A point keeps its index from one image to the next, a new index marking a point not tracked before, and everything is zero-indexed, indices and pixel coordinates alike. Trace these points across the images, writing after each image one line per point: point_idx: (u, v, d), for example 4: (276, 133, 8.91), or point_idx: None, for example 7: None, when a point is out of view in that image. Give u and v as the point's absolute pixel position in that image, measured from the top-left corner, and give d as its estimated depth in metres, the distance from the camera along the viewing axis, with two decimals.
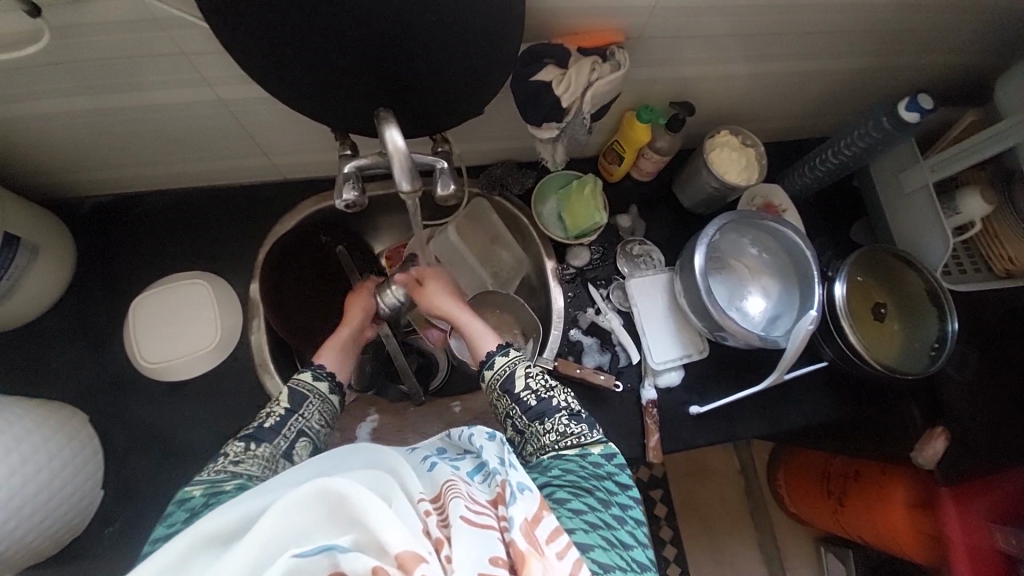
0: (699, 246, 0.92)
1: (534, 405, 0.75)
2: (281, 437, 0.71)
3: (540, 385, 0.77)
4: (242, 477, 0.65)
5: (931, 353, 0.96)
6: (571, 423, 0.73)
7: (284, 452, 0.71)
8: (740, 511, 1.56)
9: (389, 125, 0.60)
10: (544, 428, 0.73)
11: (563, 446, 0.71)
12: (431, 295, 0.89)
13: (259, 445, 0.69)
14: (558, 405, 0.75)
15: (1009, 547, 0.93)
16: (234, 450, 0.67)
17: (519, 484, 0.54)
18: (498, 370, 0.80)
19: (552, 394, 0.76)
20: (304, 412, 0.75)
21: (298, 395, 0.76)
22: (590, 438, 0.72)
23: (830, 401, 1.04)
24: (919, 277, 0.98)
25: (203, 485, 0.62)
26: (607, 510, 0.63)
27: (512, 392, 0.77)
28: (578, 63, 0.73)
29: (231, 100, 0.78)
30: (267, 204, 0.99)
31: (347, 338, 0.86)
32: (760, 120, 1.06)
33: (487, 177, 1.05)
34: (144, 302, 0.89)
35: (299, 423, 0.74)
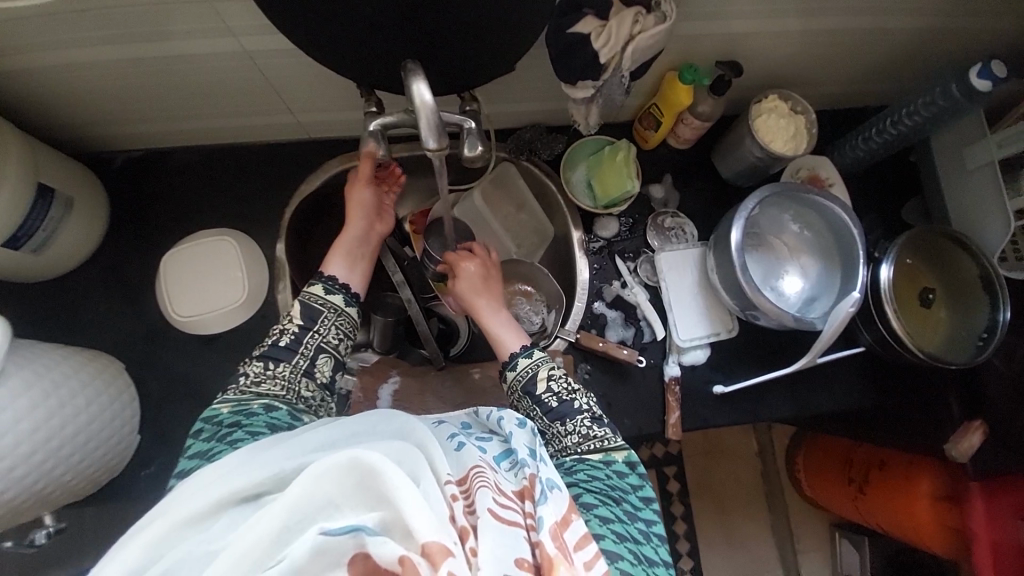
0: (737, 220, 0.87)
1: (555, 407, 0.76)
2: (299, 354, 0.78)
3: (563, 388, 0.78)
4: (267, 397, 0.74)
5: (978, 344, 0.90)
6: (593, 426, 0.75)
7: (304, 369, 0.78)
8: (755, 493, 1.55)
9: (417, 78, 0.57)
10: (566, 429, 0.75)
11: (587, 450, 0.73)
12: (462, 285, 0.89)
13: (278, 364, 0.76)
14: (580, 407, 0.76)
15: None
16: (254, 370, 0.75)
17: (548, 483, 0.58)
18: (519, 372, 0.80)
19: (574, 397, 0.77)
20: (319, 328, 0.80)
21: (311, 311, 0.80)
22: (614, 444, 0.74)
23: (863, 388, 1.00)
24: (975, 263, 0.91)
25: (230, 405, 0.72)
26: (634, 522, 0.66)
27: (534, 394, 0.77)
28: (619, 15, 0.67)
29: (257, 53, 0.75)
30: (292, 163, 0.98)
31: (349, 241, 0.88)
32: (812, 84, 0.98)
33: (515, 140, 1.00)
34: (175, 257, 0.91)
35: (315, 339, 0.79)
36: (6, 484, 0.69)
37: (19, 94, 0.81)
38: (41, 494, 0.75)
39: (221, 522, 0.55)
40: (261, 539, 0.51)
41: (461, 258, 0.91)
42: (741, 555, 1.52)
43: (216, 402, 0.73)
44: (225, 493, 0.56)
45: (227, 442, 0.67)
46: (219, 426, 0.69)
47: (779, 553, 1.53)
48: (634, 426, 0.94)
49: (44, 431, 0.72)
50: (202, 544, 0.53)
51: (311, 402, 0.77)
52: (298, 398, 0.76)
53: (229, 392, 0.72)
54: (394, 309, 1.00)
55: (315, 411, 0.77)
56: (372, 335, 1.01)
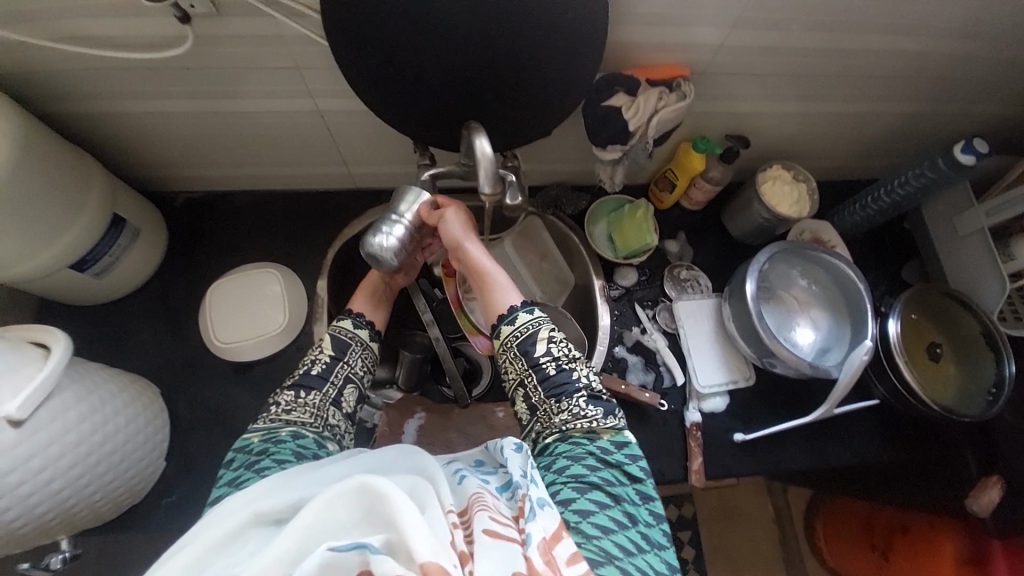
0: (752, 272, 0.94)
1: (553, 374, 0.76)
2: (329, 383, 0.80)
3: (563, 354, 0.78)
4: (296, 424, 0.75)
5: (989, 398, 0.93)
6: (588, 405, 0.75)
7: (331, 398, 0.80)
8: (774, 563, 1.49)
9: (479, 133, 0.66)
10: (559, 406, 0.75)
11: (574, 427, 0.74)
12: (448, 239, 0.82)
13: (309, 393, 0.78)
14: (578, 382, 0.77)
15: None
16: (286, 399, 0.77)
17: (538, 501, 0.61)
18: (519, 327, 0.79)
19: (572, 368, 0.77)
20: (348, 359, 0.83)
21: (341, 343, 0.84)
22: (603, 423, 0.74)
23: (879, 439, 1.02)
24: (975, 319, 0.98)
25: (260, 433, 0.74)
26: (619, 506, 0.68)
27: (532, 356, 0.77)
28: (646, 92, 0.79)
29: (326, 111, 0.86)
30: (338, 208, 1.07)
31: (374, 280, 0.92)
32: (811, 158, 1.09)
33: (543, 197, 1.11)
34: (221, 288, 0.96)
35: (344, 370, 0.83)
36: (43, 497, 0.70)
37: (110, 134, 0.91)
38: (68, 513, 0.75)
39: (244, 544, 0.56)
40: (272, 559, 0.52)
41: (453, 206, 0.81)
42: None
43: (247, 432, 0.75)
44: (252, 513, 0.58)
45: (254, 470, 0.69)
46: (248, 455, 0.71)
47: None
48: (656, 472, 0.95)
49: (86, 446, 0.74)
50: (221, 564, 0.54)
51: (336, 430, 0.79)
52: (325, 426, 0.78)
53: (260, 420, 0.75)
54: (421, 347, 1.04)
55: (338, 440, 0.78)
56: (398, 371, 1.02)
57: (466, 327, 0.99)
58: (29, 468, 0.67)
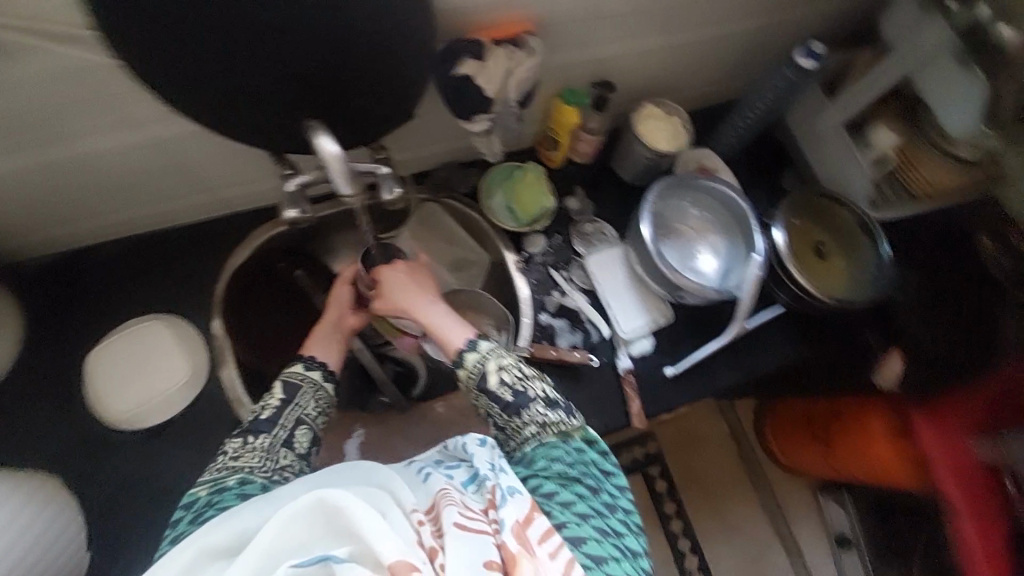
0: (645, 216, 1.00)
1: (510, 399, 0.76)
2: (279, 427, 0.75)
3: (514, 378, 0.77)
4: (243, 471, 0.70)
5: (874, 282, 1.04)
6: (548, 412, 0.75)
7: (283, 441, 0.74)
8: (737, 473, 1.61)
9: (322, 134, 0.61)
10: (523, 420, 0.75)
11: (545, 435, 0.74)
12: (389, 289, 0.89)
13: (257, 437, 0.73)
14: (534, 395, 0.76)
15: (988, 455, 0.96)
16: (232, 446, 0.71)
17: (509, 488, 0.62)
18: (470, 368, 0.79)
19: (527, 387, 0.77)
20: (300, 401, 0.78)
21: (291, 387, 0.79)
22: (570, 425, 0.75)
23: (791, 341, 1.10)
24: (852, 213, 1.07)
25: (206, 486, 0.68)
26: (596, 497, 0.69)
27: (488, 390, 0.77)
28: (494, 54, 0.76)
29: (162, 139, 0.79)
30: (214, 238, 0.98)
31: (333, 322, 0.89)
32: (680, 90, 1.12)
33: (431, 180, 1.07)
34: (99, 354, 0.87)
35: (295, 412, 0.77)
36: None
37: None
38: None
39: None
40: None
41: (387, 265, 0.91)
42: (739, 540, 1.56)
43: (195, 484, 0.70)
44: (197, 553, 0.57)
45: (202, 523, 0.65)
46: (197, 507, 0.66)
47: (773, 529, 1.58)
48: (602, 424, 0.99)
49: None
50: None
51: (287, 472, 0.73)
52: (275, 469, 0.72)
53: (204, 473, 0.69)
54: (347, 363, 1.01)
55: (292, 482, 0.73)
56: None
57: (389, 330, 0.98)
58: None
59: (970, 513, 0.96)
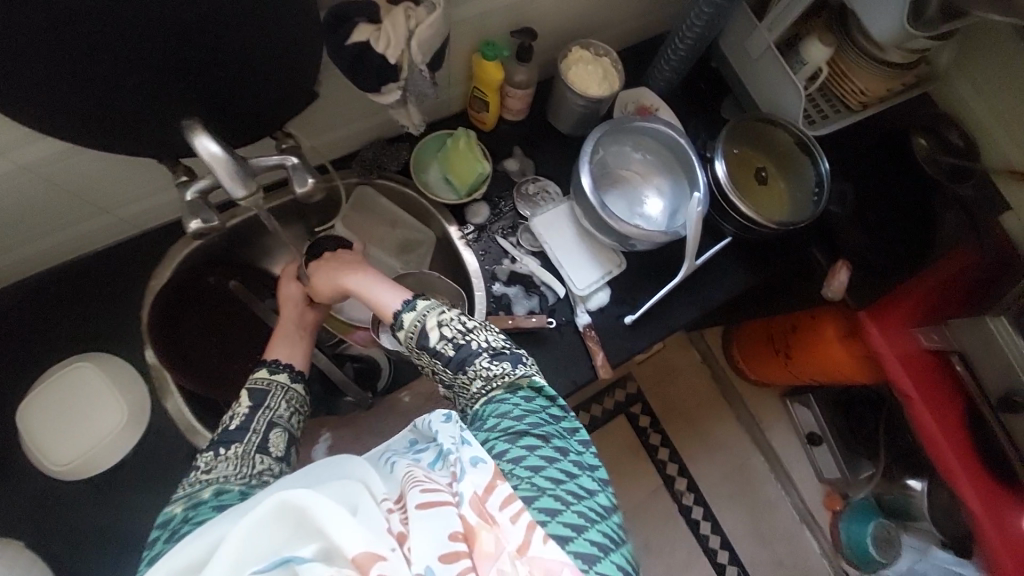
0: (583, 166, 0.96)
1: (454, 354, 0.75)
2: (251, 432, 0.70)
3: (456, 332, 0.76)
4: (219, 482, 0.65)
5: (814, 199, 1.05)
6: (493, 363, 0.75)
7: (257, 446, 0.69)
8: (712, 395, 1.68)
9: (200, 134, 0.57)
10: (469, 375, 0.74)
11: (492, 388, 0.73)
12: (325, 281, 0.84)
13: (229, 447, 0.68)
14: (477, 347, 0.76)
15: (932, 342, 1.06)
16: (204, 459, 0.67)
17: (472, 458, 0.59)
18: (409, 327, 0.77)
19: (469, 339, 0.76)
20: (270, 404, 0.74)
21: (258, 391, 0.74)
22: (515, 373, 0.74)
23: (745, 270, 1.10)
24: (786, 132, 1.05)
25: (181, 503, 0.63)
26: (547, 444, 0.67)
27: (429, 347, 0.76)
28: (390, 14, 0.68)
29: (30, 161, 0.69)
30: (127, 260, 0.89)
31: (291, 318, 0.85)
32: (606, 26, 1.06)
33: (359, 162, 0.99)
34: (28, 409, 0.81)
35: (266, 416, 0.72)
36: None
37: None
38: None
39: None
40: None
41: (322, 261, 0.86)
42: (721, 455, 1.64)
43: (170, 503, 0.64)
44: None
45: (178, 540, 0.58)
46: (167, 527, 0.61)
47: (751, 438, 1.66)
48: (571, 383, 0.98)
49: None
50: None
51: (265, 477, 0.67)
52: (251, 475, 0.67)
53: (177, 490, 0.64)
54: None
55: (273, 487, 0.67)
56: None
57: (338, 326, 0.98)
58: None
59: (924, 395, 1.07)
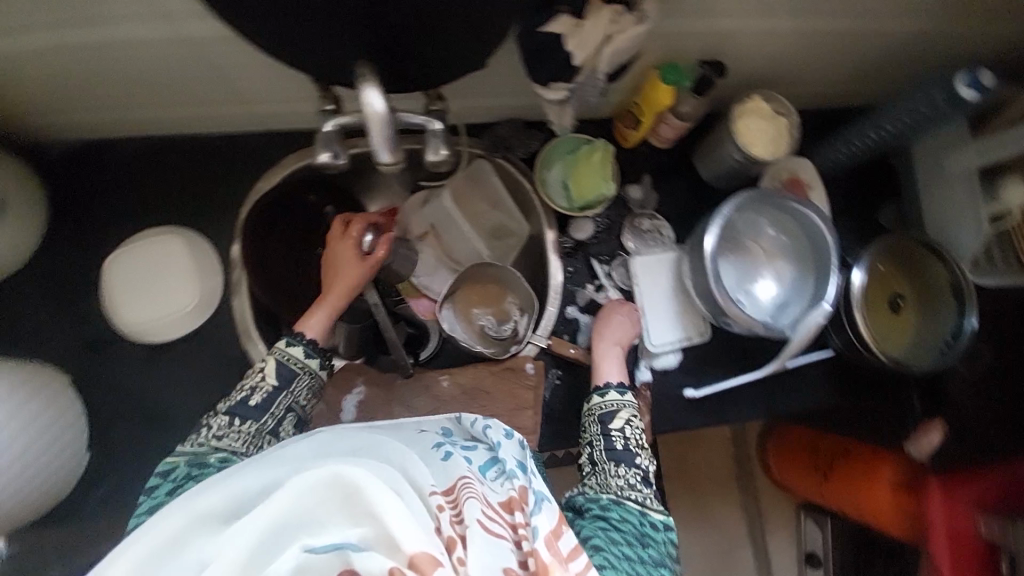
0: (713, 226, 0.85)
1: (619, 449, 0.77)
2: (268, 414, 0.72)
3: (634, 436, 0.79)
4: (226, 451, 0.69)
5: (941, 350, 0.91)
6: (640, 483, 0.75)
7: (269, 428, 0.72)
8: (728, 478, 1.58)
9: (367, 84, 0.53)
10: (616, 471, 0.75)
11: (625, 495, 0.73)
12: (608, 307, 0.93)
13: (244, 421, 0.71)
14: (638, 462, 0.76)
15: (990, 534, 0.88)
16: (218, 425, 0.69)
17: (540, 494, 0.56)
18: (605, 400, 0.82)
19: (639, 451, 0.77)
20: (292, 389, 0.74)
21: (286, 372, 0.74)
22: (653, 505, 0.73)
23: (830, 391, 1.00)
24: (945, 268, 0.92)
25: (186, 457, 0.67)
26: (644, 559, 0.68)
27: (606, 425, 0.79)
28: (595, 12, 0.62)
29: (196, 39, 0.68)
30: (247, 154, 0.92)
31: (341, 298, 0.81)
32: (796, 84, 0.95)
33: (490, 137, 0.97)
34: (118, 260, 0.85)
35: (286, 400, 0.74)
36: None
37: None
38: None
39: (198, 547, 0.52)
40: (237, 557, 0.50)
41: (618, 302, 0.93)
42: (712, 536, 1.57)
43: (174, 452, 0.69)
44: (197, 518, 0.54)
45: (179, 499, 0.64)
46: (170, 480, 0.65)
47: (748, 531, 1.57)
48: None
49: None
50: (177, 570, 0.51)
51: None
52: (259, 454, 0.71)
53: (186, 445, 0.67)
54: (360, 314, 0.95)
55: None
56: (337, 338, 0.95)
57: (407, 289, 0.97)
58: None
59: None
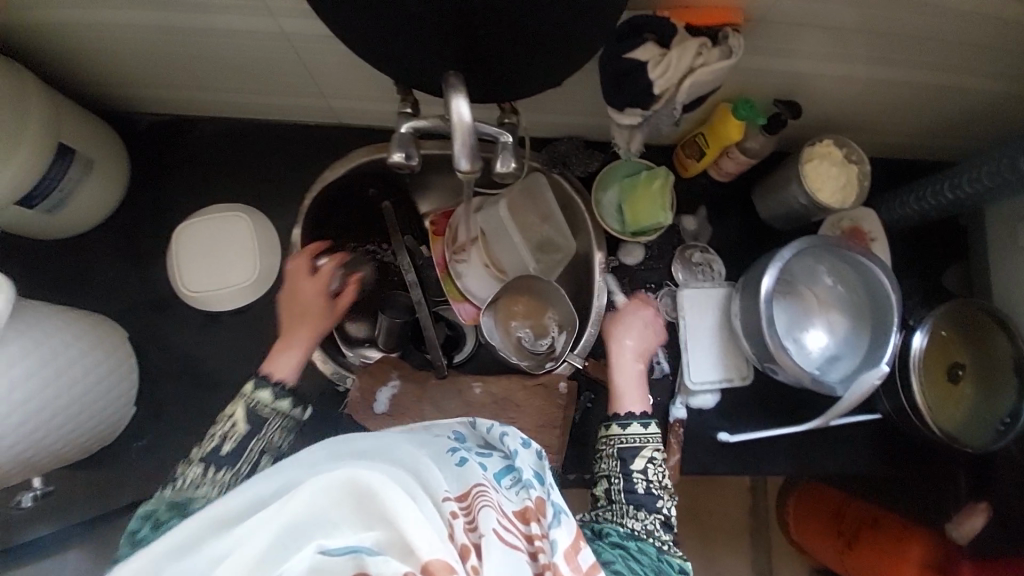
0: (771, 268, 0.83)
1: (639, 492, 0.76)
2: (243, 459, 0.71)
3: (655, 477, 0.77)
4: (203, 501, 0.68)
5: (999, 429, 0.86)
6: (661, 527, 0.75)
7: (245, 474, 0.71)
8: (742, 528, 1.53)
9: (458, 94, 0.55)
10: (637, 515, 0.75)
11: (644, 537, 0.74)
12: (620, 329, 0.90)
13: (219, 469, 0.70)
14: (659, 506, 0.76)
15: None
16: (192, 475, 0.69)
17: (558, 506, 0.57)
18: (627, 436, 0.79)
19: (660, 494, 0.76)
20: (263, 433, 0.73)
21: (256, 415, 0.73)
22: (672, 548, 0.74)
23: (870, 454, 0.97)
24: (1010, 344, 0.88)
25: (163, 505, 0.65)
26: None
27: (626, 465, 0.77)
28: (681, 44, 0.62)
29: (291, 34, 0.72)
30: (319, 146, 0.96)
31: (308, 338, 0.83)
32: (869, 133, 0.93)
33: (549, 152, 0.98)
34: (186, 230, 0.89)
35: (259, 444, 0.72)
36: None
37: (35, 46, 0.76)
38: (38, 455, 0.76)
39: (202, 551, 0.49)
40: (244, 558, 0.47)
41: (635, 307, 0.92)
42: None
43: (150, 500, 0.67)
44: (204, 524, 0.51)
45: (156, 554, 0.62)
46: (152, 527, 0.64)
47: None
48: None
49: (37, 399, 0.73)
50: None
51: None
52: None
53: (160, 494, 0.66)
54: (402, 309, 0.95)
55: None
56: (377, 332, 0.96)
57: (450, 291, 0.95)
58: None
59: None
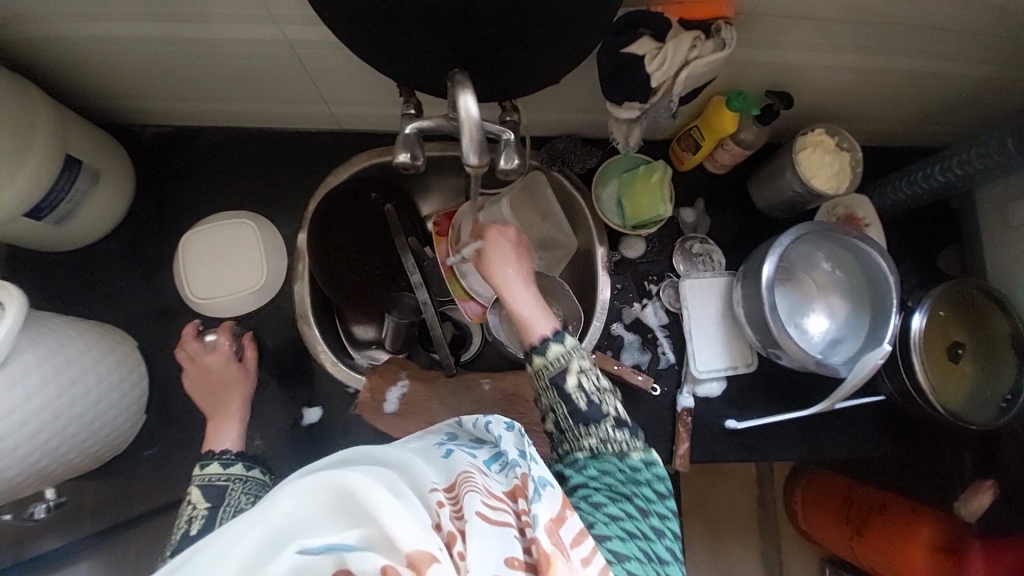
0: (771, 255, 0.85)
1: (582, 408, 0.67)
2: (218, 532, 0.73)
3: (592, 386, 0.69)
4: None
5: (1003, 404, 0.88)
6: (615, 430, 0.67)
7: None
8: (749, 519, 1.53)
9: (467, 91, 0.56)
10: (587, 432, 0.67)
11: (604, 452, 0.66)
12: (492, 253, 0.76)
13: None
14: (607, 411, 0.68)
15: None
16: None
17: (542, 480, 0.52)
18: (549, 360, 0.69)
19: (602, 399, 0.68)
20: (229, 500, 0.76)
21: (214, 489, 0.76)
22: (632, 446, 0.67)
23: (876, 436, 0.98)
24: (1009, 323, 0.90)
25: None
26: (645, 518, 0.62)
27: (562, 389, 0.68)
28: (676, 38, 0.65)
29: (296, 41, 0.73)
30: (322, 152, 0.98)
31: (237, 411, 0.88)
32: (860, 121, 0.95)
33: (547, 149, 1.00)
34: (194, 238, 0.89)
35: (228, 510, 0.75)
36: (9, 462, 0.69)
37: (41, 61, 0.77)
38: (52, 466, 0.76)
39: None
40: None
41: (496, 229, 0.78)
42: None
43: None
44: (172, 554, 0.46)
45: None
46: None
47: None
48: None
49: (53, 408, 0.73)
50: None
51: None
52: None
53: None
54: (409, 310, 0.97)
55: None
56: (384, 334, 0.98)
57: (455, 291, 0.95)
58: (14, 420, 0.68)
59: None
